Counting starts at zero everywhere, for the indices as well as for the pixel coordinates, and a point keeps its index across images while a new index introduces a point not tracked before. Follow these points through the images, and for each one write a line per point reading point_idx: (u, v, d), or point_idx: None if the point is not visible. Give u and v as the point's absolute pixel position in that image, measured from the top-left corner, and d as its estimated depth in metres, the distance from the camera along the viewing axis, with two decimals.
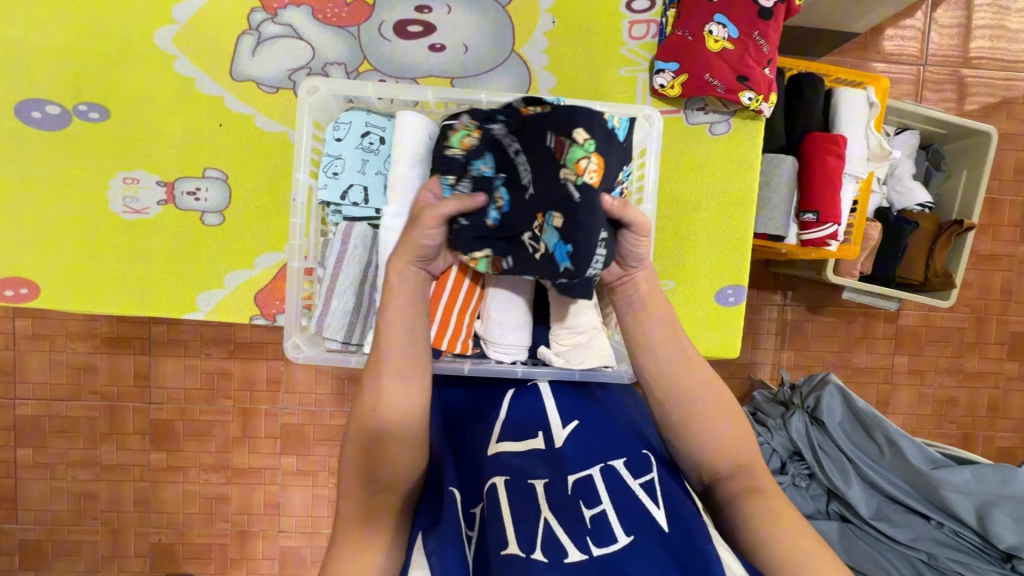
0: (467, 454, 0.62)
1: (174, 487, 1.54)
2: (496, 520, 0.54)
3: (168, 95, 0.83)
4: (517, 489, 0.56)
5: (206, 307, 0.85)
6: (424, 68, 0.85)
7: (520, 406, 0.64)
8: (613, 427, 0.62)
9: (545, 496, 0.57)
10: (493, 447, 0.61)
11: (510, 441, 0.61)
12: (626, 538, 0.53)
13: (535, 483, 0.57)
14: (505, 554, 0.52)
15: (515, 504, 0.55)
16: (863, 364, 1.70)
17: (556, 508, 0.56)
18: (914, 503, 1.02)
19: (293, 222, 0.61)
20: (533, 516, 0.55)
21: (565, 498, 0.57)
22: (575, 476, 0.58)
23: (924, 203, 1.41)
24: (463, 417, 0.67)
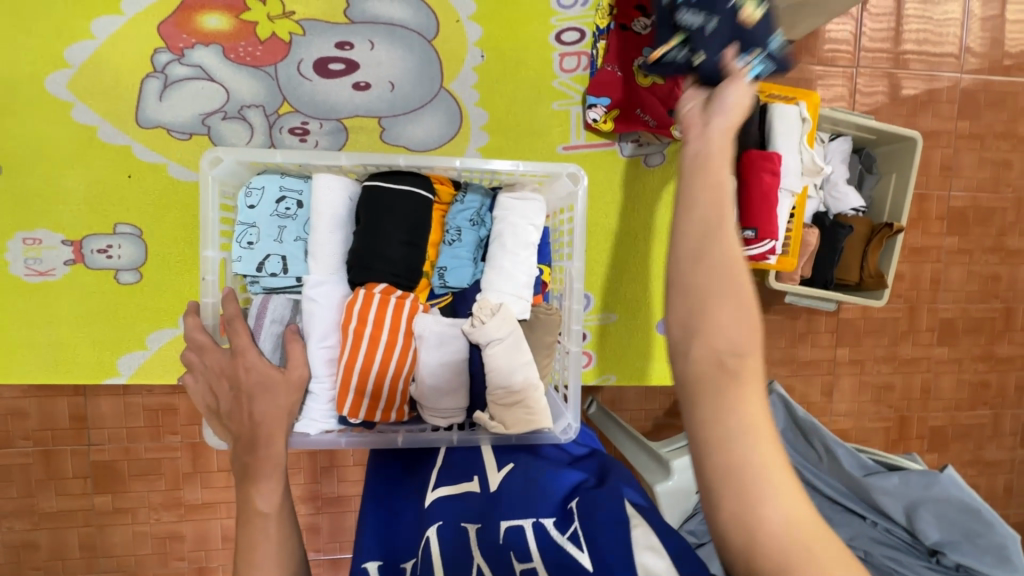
0: (401, 516, 0.59)
1: (123, 530, 1.47)
2: (423, 572, 0.50)
3: (70, 145, 0.76)
4: (447, 535, 0.53)
5: (128, 371, 0.80)
6: (349, 108, 0.81)
7: (457, 461, 0.64)
8: (546, 474, 0.61)
9: (477, 544, 0.53)
10: (431, 494, 0.59)
11: (447, 486, 0.60)
12: None
13: (468, 527, 0.54)
14: None
15: (447, 554, 0.51)
16: (808, 358, 1.77)
17: (487, 556, 0.52)
18: (850, 503, 1.09)
19: (205, 302, 0.58)
20: (461, 566, 0.51)
21: (496, 549, 0.52)
22: (507, 523, 0.54)
23: (857, 207, 1.47)
24: (403, 487, 0.64)
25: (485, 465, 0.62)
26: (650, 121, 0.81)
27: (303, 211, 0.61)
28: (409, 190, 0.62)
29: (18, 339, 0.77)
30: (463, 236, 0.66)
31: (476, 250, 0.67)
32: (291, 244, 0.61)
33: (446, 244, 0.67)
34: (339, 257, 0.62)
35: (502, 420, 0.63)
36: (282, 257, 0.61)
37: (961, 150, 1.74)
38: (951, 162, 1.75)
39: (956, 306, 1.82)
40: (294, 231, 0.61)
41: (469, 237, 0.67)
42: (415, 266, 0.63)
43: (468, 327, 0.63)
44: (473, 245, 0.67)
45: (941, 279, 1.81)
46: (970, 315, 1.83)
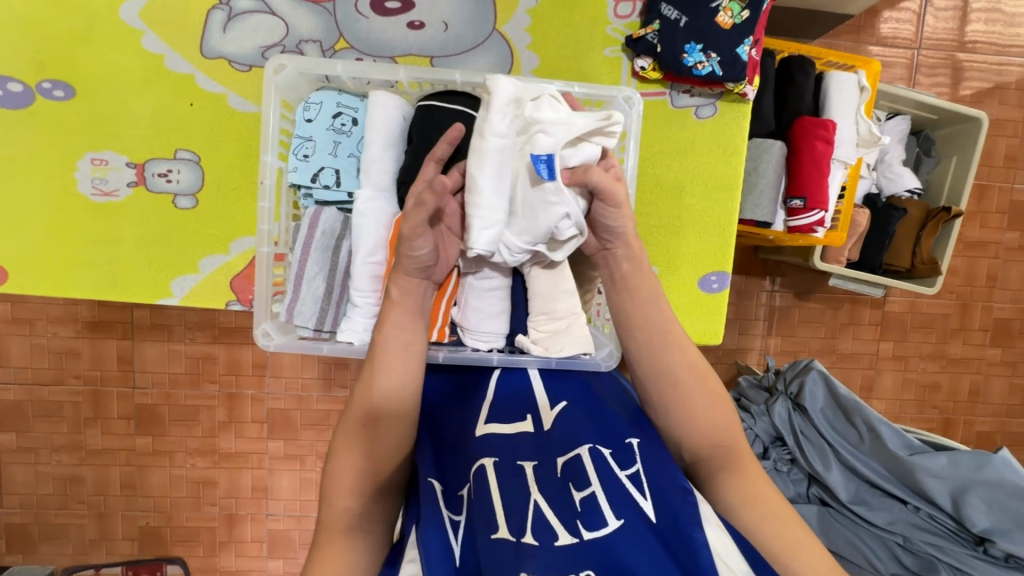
0: (443, 434, 0.59)
1: (161, 472, 1.53)
2: (483, 503, 0.51)
3: (137, 72, 0.79)
4: (505, 469, 0.53)
5: (181, 293, 0.83)
6: (402, 47, 0.83)
7: (507, 389, 0.62)
8: (604, 411, 0.60)
9: (535, 478, 0.53)
10: (480, 427, 0.58)
11: (498, 423, 0.58)
12: (616, 522, 0.50)
13: (524, 464, 0.54)
14: (494, 538, 0.49)
15: (504, 486, 0.52)
16: (848, 351, 1.71)
17: (545, 490, 0.53)
18: (892, 487, 1.03)
19: (262, 207, 0.59)
20: (521, 498, 0.51)
21: (555, 481, 0.54)
22: (563, 458, 0.55)
23: (912, 189, 1.41)
24: (445, 408, 0.61)
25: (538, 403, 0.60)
26: (705, 68, 0.79)
27: (358, 127, 0.62)
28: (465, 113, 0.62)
29: (82, 256, 0.81)
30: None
31: None
32: (345, 159, 0.62)
33: None
34: (391, 174, 0.63)
35: (543, 343, 0.65)
36: (336, 170, 0.62)
37: None
38: (1017, 152, 1.65)
39: (1013, 306, 1.72)
40: (348, 146, 0.62)
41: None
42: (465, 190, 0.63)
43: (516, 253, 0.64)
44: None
45: (998, 276, 1.71)
46: None
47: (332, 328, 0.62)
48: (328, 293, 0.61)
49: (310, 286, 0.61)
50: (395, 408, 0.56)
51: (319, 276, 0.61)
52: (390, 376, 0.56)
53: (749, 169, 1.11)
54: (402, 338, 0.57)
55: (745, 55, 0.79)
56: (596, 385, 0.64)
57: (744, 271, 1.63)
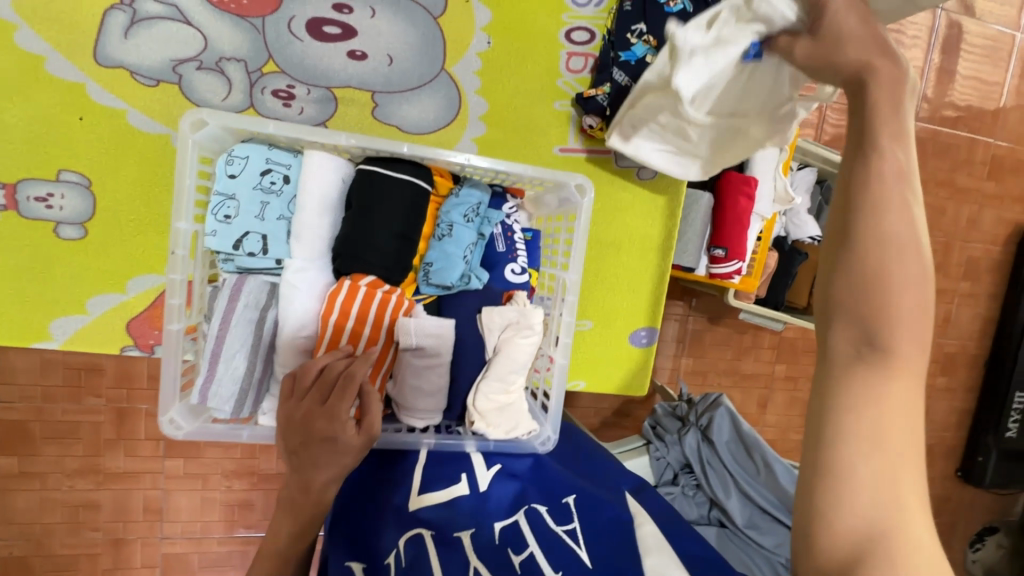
0: (371, 506, 0.56)
1: (29, 496, 1.30)
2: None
3: (9, 73, 0.66)
4: (441, 539, 0.51)
5: (63, 336, 0.72)
6: (340, 77, 0.76)
7: (440, 458, 0.61)
8: (551, 475, 0.61)
9: (472, 545, 0.51)
10: (415, 499, 0.56)
11: (435, 490, 0.56)
12: None
13: (461, 534, 0.52)
14: None
15: (439, 560, 0.50)
16: (749, 371, 1.87)
17: (483, 557, 0.50)
18: (779, 513, 1.17)
19: (172, 278, 0.51)
20: (457, 567, 0.49)
21: (493, 546, 0.52)
22: (501, 523, 0.54)
23: (814, 236, 1.55)
24: (371, 486, 0.58)
25: (473, 462, 0.60)
26: None
27: (289, 188, 0.57)
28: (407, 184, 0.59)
29: None
30: (454, 233, 0.63)
31: (468, 248, 0.64)
32: (273, 223, 0.56)
33: (436, 239, 0.64)
34: (327, 241, 0.58)
35: (483, 417, 0.61)
36: (262, 236, 0.56)
37: None
38: None
39: None
40: (278, 208, 0.56)
41: (467, 235, 0.64)
42: (405, 264, 0.60)
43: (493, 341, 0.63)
44: (463, 241, 0.63)
45: None
46: None
47: (254, 409, 0.56)
48: (249, 373, 0.55)
49: (229, 365, 0.54)
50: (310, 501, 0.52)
51: (239, 354, 0.55)
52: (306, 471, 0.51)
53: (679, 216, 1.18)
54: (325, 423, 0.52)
55: None
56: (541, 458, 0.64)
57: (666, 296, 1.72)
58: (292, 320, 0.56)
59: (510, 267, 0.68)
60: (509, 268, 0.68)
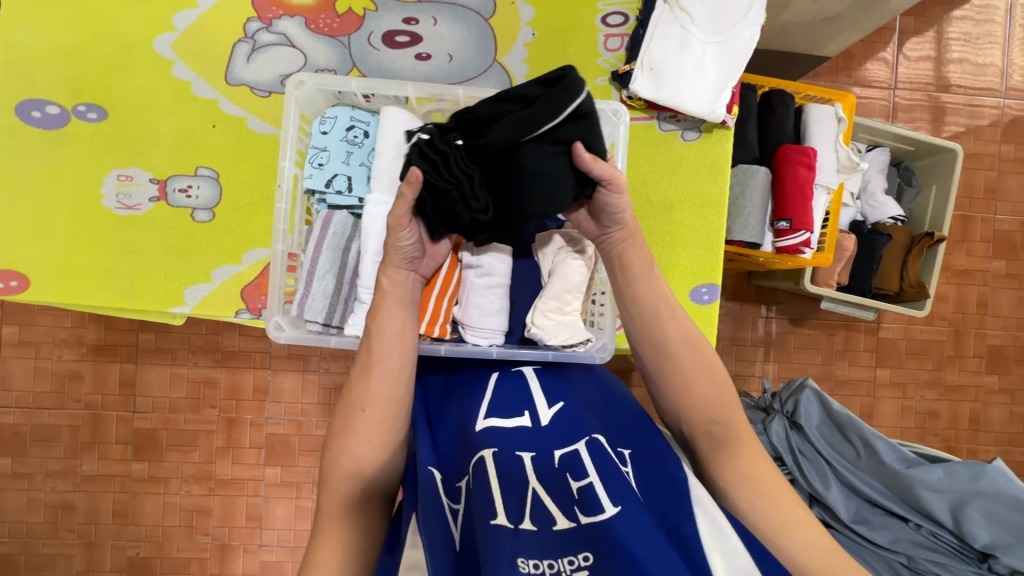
0: (442, 423, 0.63)
1: (155, 499, 1.59)
2: (483, 493, 0.53)
3: (166, 96, 0.86)
4: (503, 460, 0.55)
5: (193, 301, 0.86)
6: (410, 76, 0.90)
7: (505, 393, 0.62)
8: (623, 408, 0.63)
9: (533, 468, 0.55)
10: (480, 422, 0.59)
11: (498, 417, 0.59)
12: (614, 508, 0.51)
13: (523, 455, 0.56)
14: (494, 524, 0.51)
15: (503, 478, 0.54)
16: (845, 377, 1.69)
17: (543, 480, 0.55)
18: (892, 504, 1.03)
19: (278, 208, 0.63)
20: (520, 487, 0.54)
21: (553, 472, 0.56)
22: (561, 450, 0.57)
23: (896, 216, 1.46)
24: (444, 411, 0.64)
25: (535, 400, 0.61)
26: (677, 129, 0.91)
27: (369, 139, 0.68)
28: (557, 117, 0.56)
29: (99, 266, 0.85)
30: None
31: None
32: (356, 167, 0.67)
33: None
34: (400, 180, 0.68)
35: (541, 328, 0.66)
36: (348, 177, 0.67)
37: (1006, 173, 1.69)
38: (996, 184, 1.69)
39: (1006, 333, 1.72)
40: (360, 156, 0.68)
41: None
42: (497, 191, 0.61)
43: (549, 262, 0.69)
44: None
45: (990, 303, 1.72)
46: (1021, 344, 1.72)
47: (340, 323, 0.65)
48: (337, 290, 0.65)
49: (321, 283, 0.65)
50: (390, 392, 0.59)
51: (329, 273, 0.65)
52: (389, 361, 0.59)
53: (736, 193, 1.16)
54: (396, 324, 0.60)
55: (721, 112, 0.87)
56: (596, 387, 0.66)
57: (739, 298, 1.65)
58: (372, 245, 0.65)
59: None
60: None
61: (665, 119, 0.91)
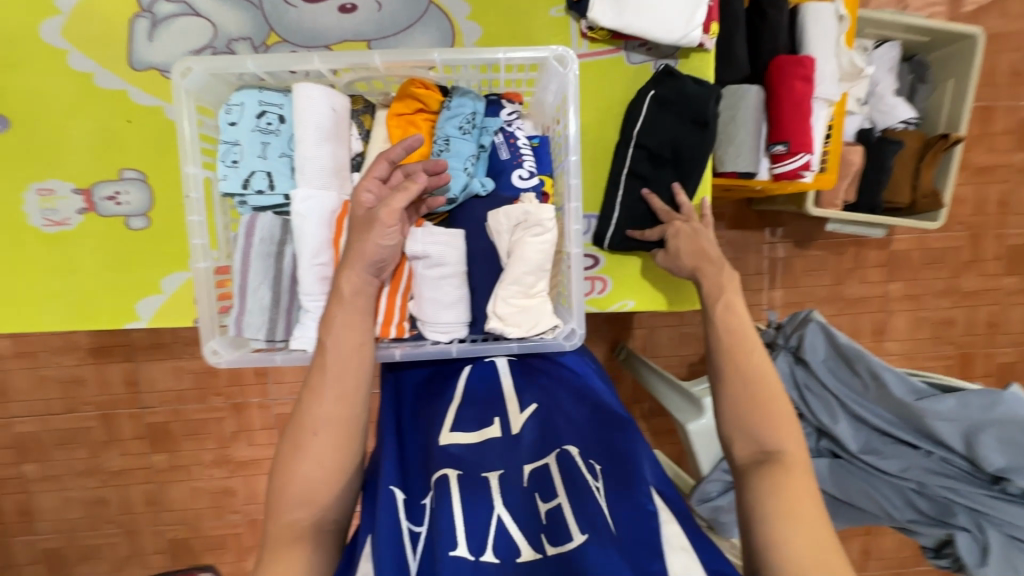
0: (412, 435, 0.63)
1: (181, 485, 1.64)
2: (443, 513, 0.51)
3: (69, 93, 0.77)
4: (468, 481, 0.54)
5: (148, 315, 0.81)
6: (337, 33, 0.78)
7: (473, 397, 0.63)
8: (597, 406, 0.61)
9: (499, 486, 0.54)
10: (445, 435, 0.59)
11: (460, 431, 0.59)
12: (580, 537, 0.49)
13: (490, 476, 0.55)
14: (454, 556, 0.49)
15: (465, 498, 0.53)
16: (856, 295, 1.61)
17: (509, 502, 0.53)
18: (901, 433, 1.00)
19: (192, 221, 0.56)
20: (485, 511, 0.52)
21: (520, 491, 0.54)
22: (530, 467, 0.56)
23: (908, 119, 1.32)
24: (412, 421, 0.64)
25: (507, 408, 0.61)
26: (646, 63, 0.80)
27: (285, 125, 0.59)
28: None
29: (42, 289, 0.80)
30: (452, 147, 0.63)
31: (468, 160, 0.63)
32: (276, 160, 0.59)
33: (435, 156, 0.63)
34: (326, 168, 0.60)
35: (504, 317, 0.60)
36: (268, 173, 0.59)
37: None
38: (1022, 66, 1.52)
39: None
40: (278, 146, 0.60)
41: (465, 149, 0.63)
42: None
43: (507, 242, 0.62)
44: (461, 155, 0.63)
45: (1011, 201, 1.60)
46: None
47: (285, 337, 0.60)
48: (275, 302, 0.59)
49: (256, 296, 0.59)
50: (348, 415, 0.55)
51: (264, 286, 0.59)
52: (344, 382, 0.55)
53: (726, 118, 1.03)
54: (351, 338, 0.55)
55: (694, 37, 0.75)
56: (567, 393, 0.63)
57: (740, 226, 1.54)
58: (304, 248, 0.58)
59: (516, 172, 0.66)
60: (516, 173, 0.66)
61: (632, 50, 0.80)
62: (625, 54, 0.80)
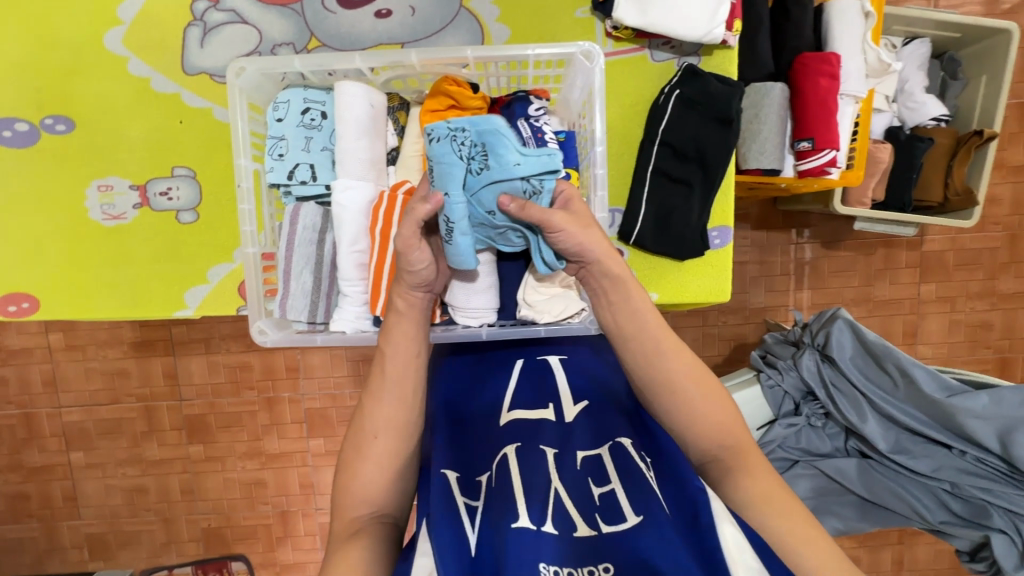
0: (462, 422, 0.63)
1: (215, 476, 1.70)
2: (502, 485, 0.53)
3: (128, 96, 0.83)
4: (526, 454, 0.56)
5: (195, 303, 0.86)
6: (373, 37, 0.82)
7: (529, 384, 0.65)
8: (639, 409, 0.63)
9: (555, 464, 0.55)
10: (507, 415, 0.62)
11: (522, 408, 0.62)
12: (636, 518, 0.50)
13: (546, 450, 0.56)
14: (516, 527, 0.48)
15: (525, 472, 0.54)
16: (886, 297, 1.58)
17: (565, 482, 0.53)
18: (933, 433, 0.98)
19: (243, 209, 0.61)
20: (542, 484, 0.52)
21: (575, 472, 0.54)
22: (584, 452, 0.56)
23: (939, 117, 1.31)
24: (468, 403, 0.65)
25: (561, 396, 0.63)
26: (670, 63, 0.82)
27: (327, 120, 0.64)
28: None
29: (100, 278, 0.86)
30: (493, 161, 0.58)
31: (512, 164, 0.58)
32: (318, 153, 0.64)
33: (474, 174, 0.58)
34: (366, 162, 0.64)
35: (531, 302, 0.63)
36: (311, 166, 0.64)
37: None
38: None
39: None
40: (320, 141, 0.64)
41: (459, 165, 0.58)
42: None
43: None
44: (542, 169, 0.58)
45: None
46: None
47: (325, 319, 0.64)
48: (317, 286, 0.63)
49: (299, 280, 0.63)
50: (404, 418, 0.58)
51: (307, 270, 0.63)
52: (402, 386, 0.58)
53: (750, 116, 1.04)
54: (410, 348, 0.58)
55: (717, 35, 0.77)
56: (617, 388, 0.65)
57: (765, 226, 1.53)
58: (351, 234, 0.62)
59: None
60: None
61: (656, 49, 0.82)
62: (648, 53, 0.82)
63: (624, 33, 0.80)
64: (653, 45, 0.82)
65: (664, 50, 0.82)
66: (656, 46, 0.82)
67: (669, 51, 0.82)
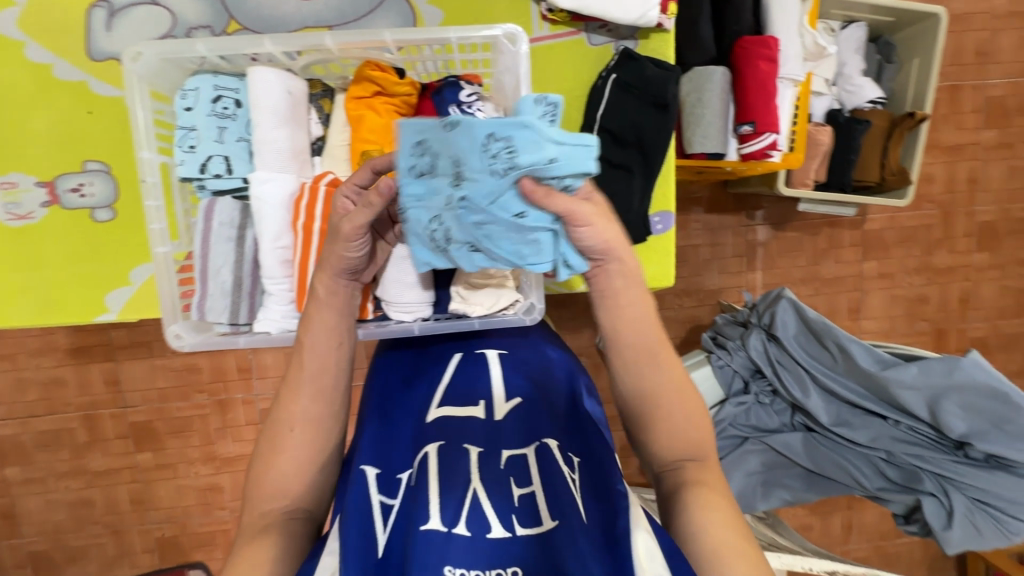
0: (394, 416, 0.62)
1: (167, 484, 1.64)
2: (420, 488, 0.53)
3: (28, 85, 0.76)
4: (448, 452, 0.55)
5: (118, 307, 0.81)
6: (298, 20, 0.78)
7: (463, 377, 0.64)
8: (578, 406, 0.61)
9: (477, 466, 0.54)
10: (434, 411, 0.61)
11: (450, 407, 0.61)
12: (551, 523, 0.50)
13: (470, 450, 0.56)
14: (424, 530, 0.49)
15: (443, 471, 0.54)
16: (831, 276, 1.64)
17: (485, 481, 0.53)
18: (870, 405, 1.03)
19: (149, 206, 0.57)
20: (460, 486, 0.52)
21: (497, 473, 0.54)
22: (509, 451, 0.56)
23: (875, 99, 1.35)
24: (406, 398, 0.64)
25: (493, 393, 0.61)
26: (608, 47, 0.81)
27: (241, 109, 0.60)
28: None
29: (8, 284, 0.80)
30: (520, 160, 0.47)
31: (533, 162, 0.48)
32: (233, 144, 0.60)
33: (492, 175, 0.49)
34: (286, 152, 0.61)
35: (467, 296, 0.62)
36: (225, 158, 0.60)
37: (999, 31, 1.54)
38: (988, 46, 1.55)
39: (997, 207, 1.64)
40: (235, 131, 0.60)
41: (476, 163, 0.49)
42: None
43: None
44: (578, 167, 0.47)
45: (979, 177, 1.63)
46: (1012, 217, 1.66)
47: (248, 319, 0.61)
48: (237, 286, 0.60)
49: (217, 280, 0.60)
50: (324, 411, 0.56)
51: (225, 269, 0.60)
52: (321, 378, 0.55)
53: (693, 101, 1.04)
54: (331, 338, 0.56)
55: (651, 18, 0.76)
56: (553, 382, 0.64)
57: (717, 210, 1.56)
58: (269, 231, 0.59)
59: None
60: None
61: (594, 33, 0.80)
62: (586, 37, 0.81)
63: (560, 17, 0.78)
64: (591, 29, 0.81)
65: (602, 34, 0.81)
66: (594, 30, 0.80)
67: (607, 35, 0.80)
